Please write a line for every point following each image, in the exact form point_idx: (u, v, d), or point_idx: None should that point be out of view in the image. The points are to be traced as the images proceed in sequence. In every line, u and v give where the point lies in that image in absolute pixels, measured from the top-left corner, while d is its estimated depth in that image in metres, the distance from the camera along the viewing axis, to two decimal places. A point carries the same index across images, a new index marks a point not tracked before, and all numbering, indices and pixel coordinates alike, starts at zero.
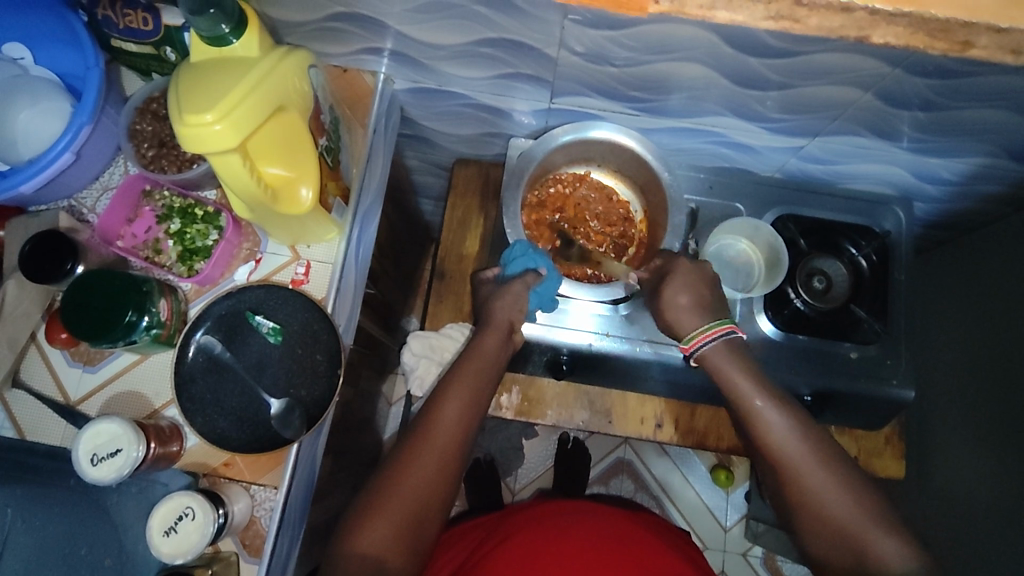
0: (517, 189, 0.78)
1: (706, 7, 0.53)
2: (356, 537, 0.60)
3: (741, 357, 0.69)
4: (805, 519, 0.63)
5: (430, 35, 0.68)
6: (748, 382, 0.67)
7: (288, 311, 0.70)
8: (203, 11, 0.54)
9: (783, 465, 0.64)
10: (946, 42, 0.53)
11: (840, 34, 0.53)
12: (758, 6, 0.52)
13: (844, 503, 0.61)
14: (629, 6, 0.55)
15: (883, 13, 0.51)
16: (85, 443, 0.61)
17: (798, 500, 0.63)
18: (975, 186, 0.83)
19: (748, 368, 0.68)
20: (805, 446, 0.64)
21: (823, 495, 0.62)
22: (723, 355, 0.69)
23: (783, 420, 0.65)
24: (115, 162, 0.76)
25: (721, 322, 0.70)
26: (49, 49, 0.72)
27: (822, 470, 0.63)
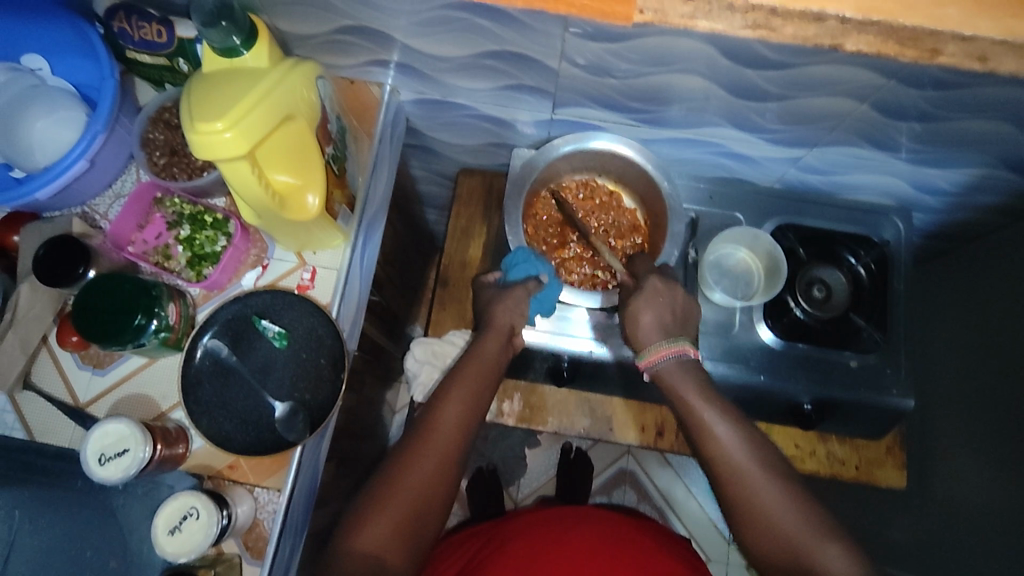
0: (519, 198, 0.80)
1: (688, 17, 0.55)
2: (358, 536, 0.60)
3: (692, 373, 0.69)
4: (759, 539, 0.62)
5: (435, 48, 0.70)
6: (698, 399, 0.67)
7: (293, 316, 0.72)
8: (215, 23, 0.57)
9: (733, 482, 0.64)
10: (915, 50, 0.54)
11: (815, 42, 0.55)
12: (736, 15, 0.54)
13: (795, 521, 0.61)
14: (616, 15, 0.56)
15: (854, 22, 0.53)
16: (93, 443, 0.62)
17: (751, 519, 0.62)
18: (973, 197, 0.84)
19: (699, 385, 0.68)
20: (759, 463, 0.64)
21: (777, 514, 0.61)
22: (674, 373, 0.69)
23: (735, 438, 0.65)
24: (127, 170, 0.78)
25: (676, 341, 0.70)
26: (66, 60, 0.74)
27: (773, 484, 0.63)
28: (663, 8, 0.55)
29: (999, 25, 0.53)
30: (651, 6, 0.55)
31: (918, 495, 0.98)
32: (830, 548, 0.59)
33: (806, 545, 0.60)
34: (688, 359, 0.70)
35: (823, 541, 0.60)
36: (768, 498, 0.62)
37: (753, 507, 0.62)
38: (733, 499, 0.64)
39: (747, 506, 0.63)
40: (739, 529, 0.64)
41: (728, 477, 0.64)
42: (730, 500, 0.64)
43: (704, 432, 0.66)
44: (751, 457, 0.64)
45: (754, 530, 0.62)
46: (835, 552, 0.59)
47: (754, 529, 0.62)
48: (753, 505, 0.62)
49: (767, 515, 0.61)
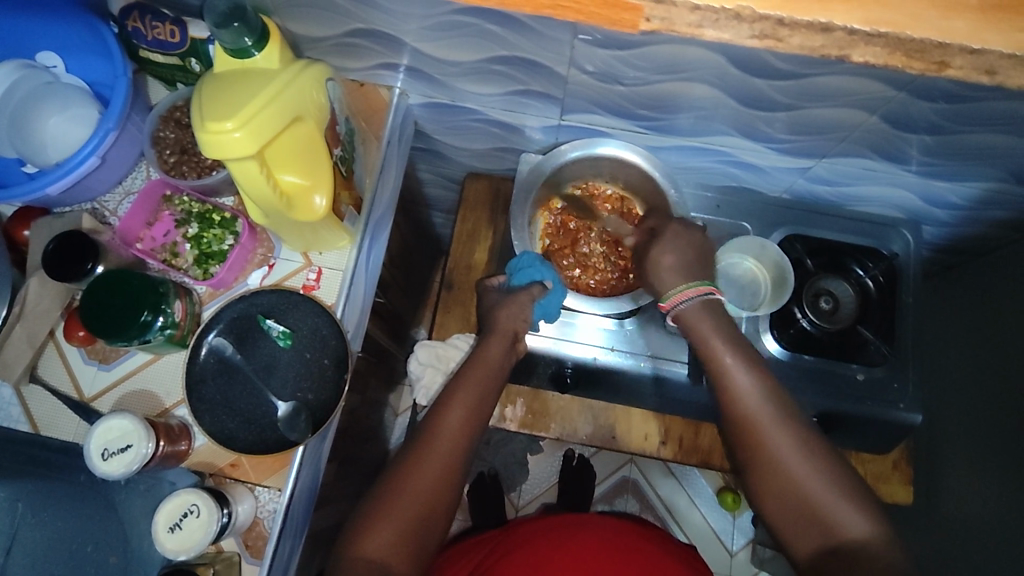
0: (525, 203, 0.82)
1: (695, 26, 0.53)
2: (362, 543, 0.60)
3: (716, 315, 0.70)
4: (769, 490, 0.63)
5: (445, 52, 0.71)
6: (721, 341, 0.68)
7: (298, 316, 0.72)
8: (228, 24, 0.57)
9: (748, 430, 0.64)
10: (923, 62, 0.53)
11: (821, 53, 0.53)
12: (743, 25, 0.52)
13: (807, 474, 0.61)
14: (623, 24, 0.53)
15: (861, 34, 0.51)
16: (97, 438, 0.63)
17: (762, 472, 0.63)
18: (983, 211, 0.83)
19: (722, 329, 0.69)
20: (776, 418, 0.63)
21: (791, 468, 0.61)
22: (698, 312, 0.70)
23: (753, 387, 0.65)
24: (138, 167, 0.79)
25: (698, 282, 0.71)
26: (79, 57, 0.75)
27: (789, 438, 0.62)
28: (670, 17, 0.53)
29: (1007, 38, 0.50)
30: (659, 14, 0.52)
31: (925, 512, 0.97)
32: (844, 506, 0.59)
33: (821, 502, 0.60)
34: (711, 301, 0.70)
35: (835, 499, 0.60)
36: (782, 452, 0.62)
37: (765, 456, 0.63)
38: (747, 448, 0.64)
39: (757, 455, 0.63)
40: (750, 479, 0.64)
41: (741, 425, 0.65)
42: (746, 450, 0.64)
43: (725, 378, 0.66)
44: (768, 404, 0.64)
45: (763, 480, 0.63)
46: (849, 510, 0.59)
47: (766, 484, 0.63)
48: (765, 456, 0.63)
49: (779, 468, 0.62)
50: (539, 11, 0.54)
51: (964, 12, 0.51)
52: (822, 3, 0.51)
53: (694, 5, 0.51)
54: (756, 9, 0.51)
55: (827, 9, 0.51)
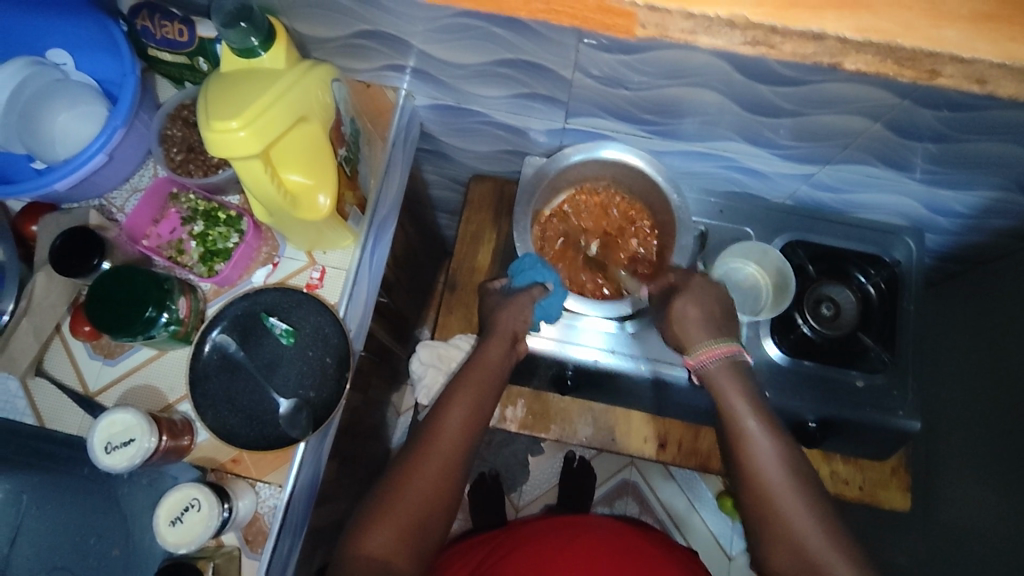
0: (528, 205, 0.82)
1: (689, 32, 0.53)
2: (363, 541, 0.61)
3: (740, 376, 0.68)
4: (783, 564, 0.62)
5: (450, 54, 0.71)
6: (744, 405, 0.66)
7: (301, 314, 0.73)
8: (235, 23, 0.58)
9: (763, 499, 0.63)
10: (915, 71, 0.53)
11: (813, 60, 0.53)
12: (736, 32, 0.52)
13: (825, 554, 0.60)
14: (618, 29, 0.55)
15: (854, 43, 0.51)
16: (100, 432, 0.64)
17: (776, 545, 0.62)
18: (986, 219, 0.83)
19: (745, 389, 0.67)
20: (793, 486, 0.63)
21: (810, 550, 0.61)
22: (722, 371, 0.68)
23: (771, 454, 0.64)
24: (145, 165, 0.79)
25: (725, 341, 0.69)
26: (89, 55, 0.76)
27: (804, 509, 0.62)
28: (663, 22, 0.53)
29: (998, 48, 0.51)
30: (654, 20, 0.53)
31: (923, 520, 0.97)
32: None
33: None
34: (729, 362, 0.68)
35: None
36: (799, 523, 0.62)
37: (781, 531, 0.62)
38: (761, 521, 0.63)
39: (773, 528, 0.62)
40: (762, 549, 0.64)
41: (757, 493, 0.64)
42: (758, 520, 0.64)
43: (742, 441, 0.65)
44: (789, 478, 0.63)
45: (778, 554, 0.62)
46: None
47: (782, 558, 0.62)
48: (782, 530, 0.62)
49: (795, 542, 0.61)
50: (536, 15, 0.55)
51: (956, 22, 0.51)
52: (814, 12, 0.51)
53: (688, 12, 0.52)
54: (749, 16, 0.51)
55: (818, 18, 0.51)
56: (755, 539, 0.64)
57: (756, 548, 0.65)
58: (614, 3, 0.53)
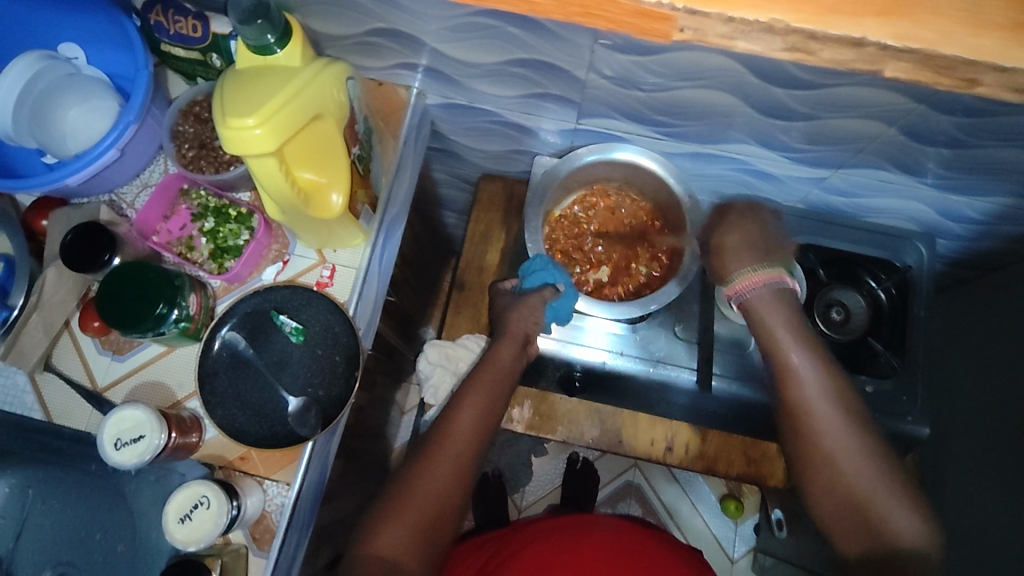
0: (539, 206, 0.83)
1: (727, 37, 0.52)
2: (373, 540, 0.61)
3: (785, 307, 0.70)
4: (821, 482, 0.65)
5: (464, 53, 0.71)
6: (789, 333, 0.69)
7: (310, 312, 0.72)
8: (251, 21, 0.57)
9: (807, 423, 0.66)
10: (953, 79, 0.52)
11: (851, 67, 0.53)
12: (775, 38, 0.51)
13: (864, 473, 0.64)
14: (653, 33, 0.53)
15: (893, 50, 0.50)
16: (110, 428, 0.63)
17: (817, 466, 0.65)
18: (998, 226, 0.82)
19: (792, 319, 0.70)
20: (837, 411, 0.66)
21: (852, 470, 0.64)
22: (767, 302, 0.70)
23: (818, 379, 0.67)
24: (156, 161, 0.79)
25: (773, 269, 0.71)
26: (101, 49, 0.76)
27: (847, 433, 0.65)
28: (702, 28, 0.52)
29: None
30: (691, 25, 0.52)
31: None
32: (900, 509, 0.63)
33: (876, 502, 0.63)
34: (781, 294, 0.71)
35: (888, 498, 0.63)
36: (840, 447, 0.65)
37: (823, 452, 0.65)
38: (804, 441, 0.67)
39: (815, 450, 0.66)
40: (801, 468, 0.67)
41: (803, 420, 0.66)
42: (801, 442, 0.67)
43: (789, 368, 0.68)
44: (835, 404, 0.66)
45: (817, 474, 0.65)
46: (904, 512, 0.63)
47: (820, 479, 0.65)
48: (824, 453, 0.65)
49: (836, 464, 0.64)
50: (570, 18, 0.53)
51: (996, 29, 0.50)
52: (853, 18, 0.50)
53: (727, 17, 0.50)
54: (790, 22, 0.50)
55: (859, 25, 0.50)
56: (795, 458, 0.68)
57: (795, 468, 0.68)
58: (651, 8, 0.51)
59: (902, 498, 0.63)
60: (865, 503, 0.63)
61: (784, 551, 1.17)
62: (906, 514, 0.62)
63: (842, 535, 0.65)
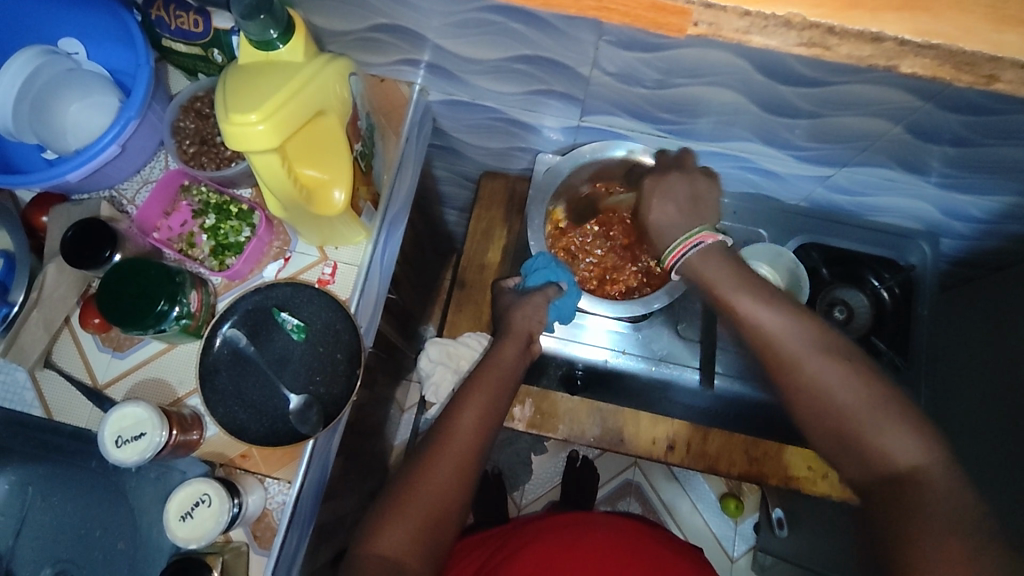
0: (542, 204, 0.84)
1: (743, 32, 0.52)
2: (376, 540, 0.60)
3: (719, 259, 0.65)
4: (811, 419, 0.60)
5: (467, 50, 0.70)
6: (726, 286, 0.64)
7: (312, 310, 0.72)
8: (254, 16, 0.56)
9: (781, 364, 0.61)
10: (972, 75, 0.52)
11: (869, 63, 0.53)
12: (792, 33, 0.51)
13: (854, 401, 0.58)
14: (668, 27, 0.54)
15: (912, 45, 0.50)
16: (111, 425, 0.63)
17: (806, 404, 0.60)
18: (1002, 225, 0.82)
19: (730, 268, 0.64)
20: (807, 342, 0.60)
21: (839, 398, 0.59)
22: (703, 258, 0.66)
23: (777, 318, 0.61)
24: (157, 157, 0.79)
25: (694, 232, 0.66)
26: (102, 44, 0.76)
27: (824, 362, 0.59)
28: (718, 22, 0.52)
29: None
30: (708, 19, 0.52)
31: None
32: (889, 430, 0.57)
33: (863, 426, 0.57)
34: (709, 247, 0.66)
35: (882, 425, 0.57)
36: (822, 379, 0.59)
37: (806, 390, 0.60)
38: (784, 382, 0.62)
39: (797, 390, 0.60)
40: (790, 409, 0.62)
41: (774, 356, 0.61)
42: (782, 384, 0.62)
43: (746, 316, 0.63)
44: (803, 335, 0.60)
45: (805, 411, 0.61)
46: (894, 431, 0.57)
47: (809, 416, 0.60)
48: (806, 394, 0.60)
49: (821, 395, 0.59)
50: (585, 12, 0.55)
51: (1016, 26, 0.50)
52: (872, 13, 0.50)
53: (744, 11, 0.51)
54: (807, 16, 0.50)
55: (878, 19, 0.50)
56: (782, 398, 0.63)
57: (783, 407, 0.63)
58: (668, 1, 0.51)
59: (888, 413, 0.57)
60: (850, 431, 0.58)
61: (784, 550, 1.17)
62: (895, 434, 0.56)
63: (843, 466, 0.60)
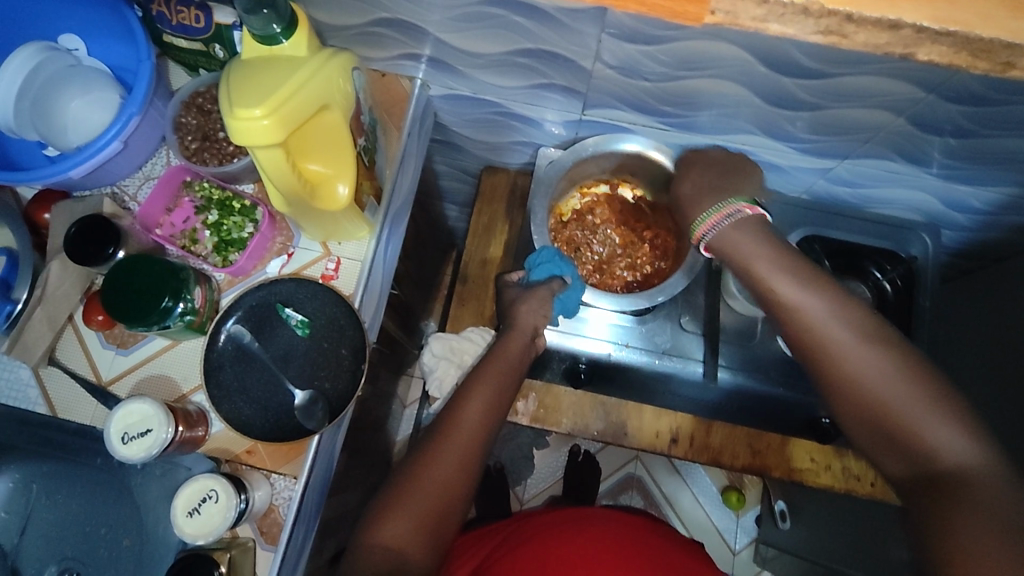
0: (545, 197, 0.83)
1: (760, 20, 0.53)
2: (378, 530, 0.61)
3: (757, 234, 0.64)
4: (846, 409, 0.59)
5: (469, 44, 0.70)
6: (762, 262, 0.63)
7: (316, 305, 0.72)
8: (257, 10, 0.57)
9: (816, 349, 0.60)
10: (989, 62, 0.53)
11: (885, 50, 0.53)
12: (809, 20, 0.52)
13: (894, 390, 0.56)
14: (686, 16, 0.55)
15: (929, 32, 0.51)
16: (117, 422, 0.63)
17: (841, 394, 0.59)
18: (1003, 216, 0.83)
19: (766, 244, 0.64)
20: (844, 328, 0.59)
21: (876, 387, 0.57)
22: (737, 234, 0.65)
23: (814, 300, 0.60)
24: (158, 153, 0.78)
25: (727, 205, 0.66)
26: (103, 41, 0.75)
27: (862, 349, 0.58)
28: (734, 11, 0.54)
29: None
30: (724, 8, 0.53)
31: None
32: (938, 425, 0.54)
33: (907, 419, 0.55)
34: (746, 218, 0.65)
35: (924, 416, 0.55)
36: (858, 369, 0.57)
37: (840, 377, 0.58)
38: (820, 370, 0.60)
39: (834, 378, 0.59)
40: (826, 397, 0.61)
41: (810, 343, 0.60)
42: (819, 373, 0.60)
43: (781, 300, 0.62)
44: (841, 319, 0.59)
45: (841, 400, 0.59)
46: (941, 424, 0.54)
47: (845, 405, 0.59)
48: (841, 380, 0.58)
49: (857, 384, 0.57)
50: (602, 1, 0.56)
51: None
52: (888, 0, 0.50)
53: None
54: (824, 4, 0.50)
55: (895, 6, 0.50)
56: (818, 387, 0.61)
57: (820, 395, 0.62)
58: None
59: (936, 405, 0.55)
60: (890, 418, 0.56)
61: (787, 542, 1.18)
62: (941, 427, 0.54)
63: (881, 457, 0.58)
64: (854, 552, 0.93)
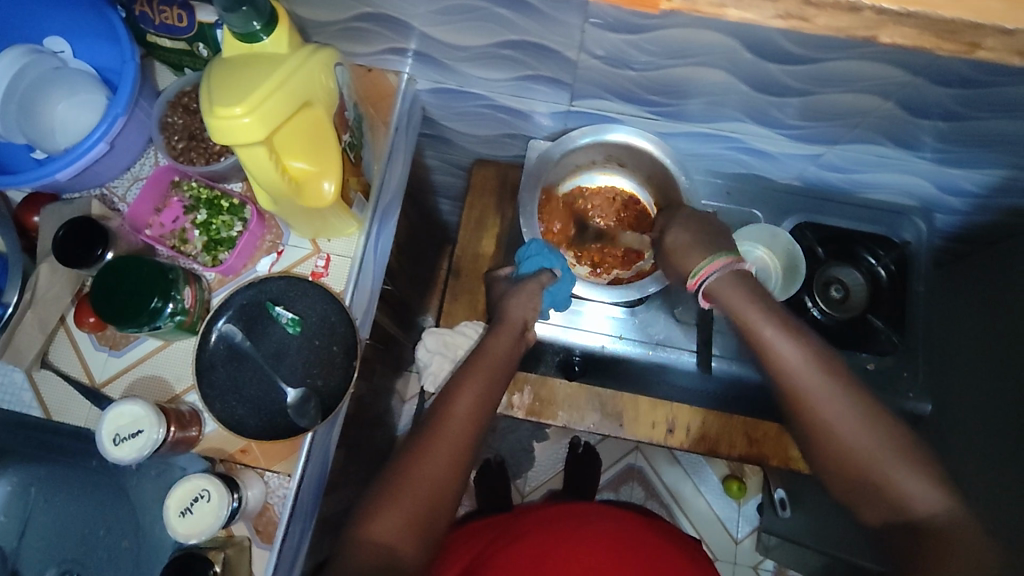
0: (534, 190, 0.82)
1: (719, 6, 0.53)
2: (368, 525, 0.61)
3: (743, 287, 0.66)
4: (824, 461, 0.60)
5: (453, 37, 0.70)
6: (752, 313, 0.64)
7: (307, 303, 0.72)
8: (236, 8, 0.56)
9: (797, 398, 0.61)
10: (952, 44, 0.52)
11: (849, 33, 0.53)
12: (767, 6, 0.52)
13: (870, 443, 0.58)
14: (642, 2, 0.55)
15: (890, 14, 0.50)
16: (109, 424, 0.63)
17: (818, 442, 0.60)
18: (997, 198, 0.82)
19: (752, 295, 0.65)
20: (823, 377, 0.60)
21: (854, 439, 0.58)
22: (726, 285, 0.67)
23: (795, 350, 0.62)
24: (146, 154, 0.78)
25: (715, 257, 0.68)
26: (88, 43, 0.75)
27: (840, 402, 0.59)
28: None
29: None
30: None
31: None
32: (913, 480, 0.56)
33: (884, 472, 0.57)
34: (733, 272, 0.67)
35: (901, 470, 0.57)
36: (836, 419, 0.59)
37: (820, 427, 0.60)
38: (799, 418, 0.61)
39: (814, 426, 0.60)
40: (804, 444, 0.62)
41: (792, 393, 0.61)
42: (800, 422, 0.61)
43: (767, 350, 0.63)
44: (821, 370, 0.60)
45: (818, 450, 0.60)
46: (917, 480, 0.56)
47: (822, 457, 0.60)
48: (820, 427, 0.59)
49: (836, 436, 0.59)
50: None
51: None
52: None
53: None
54: None
55: None
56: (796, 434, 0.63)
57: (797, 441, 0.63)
58: None
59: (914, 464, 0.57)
60: (869, 472, 0.57)
61: (788, 530, 1.17)
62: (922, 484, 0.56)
63: (860, 508, 0.59)
64: (852, 539, 0.92)
